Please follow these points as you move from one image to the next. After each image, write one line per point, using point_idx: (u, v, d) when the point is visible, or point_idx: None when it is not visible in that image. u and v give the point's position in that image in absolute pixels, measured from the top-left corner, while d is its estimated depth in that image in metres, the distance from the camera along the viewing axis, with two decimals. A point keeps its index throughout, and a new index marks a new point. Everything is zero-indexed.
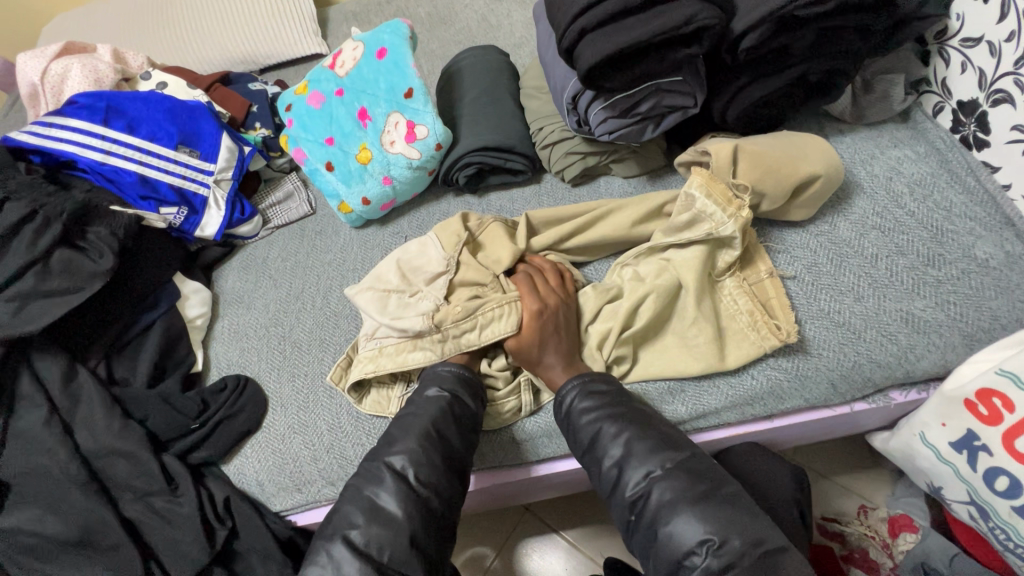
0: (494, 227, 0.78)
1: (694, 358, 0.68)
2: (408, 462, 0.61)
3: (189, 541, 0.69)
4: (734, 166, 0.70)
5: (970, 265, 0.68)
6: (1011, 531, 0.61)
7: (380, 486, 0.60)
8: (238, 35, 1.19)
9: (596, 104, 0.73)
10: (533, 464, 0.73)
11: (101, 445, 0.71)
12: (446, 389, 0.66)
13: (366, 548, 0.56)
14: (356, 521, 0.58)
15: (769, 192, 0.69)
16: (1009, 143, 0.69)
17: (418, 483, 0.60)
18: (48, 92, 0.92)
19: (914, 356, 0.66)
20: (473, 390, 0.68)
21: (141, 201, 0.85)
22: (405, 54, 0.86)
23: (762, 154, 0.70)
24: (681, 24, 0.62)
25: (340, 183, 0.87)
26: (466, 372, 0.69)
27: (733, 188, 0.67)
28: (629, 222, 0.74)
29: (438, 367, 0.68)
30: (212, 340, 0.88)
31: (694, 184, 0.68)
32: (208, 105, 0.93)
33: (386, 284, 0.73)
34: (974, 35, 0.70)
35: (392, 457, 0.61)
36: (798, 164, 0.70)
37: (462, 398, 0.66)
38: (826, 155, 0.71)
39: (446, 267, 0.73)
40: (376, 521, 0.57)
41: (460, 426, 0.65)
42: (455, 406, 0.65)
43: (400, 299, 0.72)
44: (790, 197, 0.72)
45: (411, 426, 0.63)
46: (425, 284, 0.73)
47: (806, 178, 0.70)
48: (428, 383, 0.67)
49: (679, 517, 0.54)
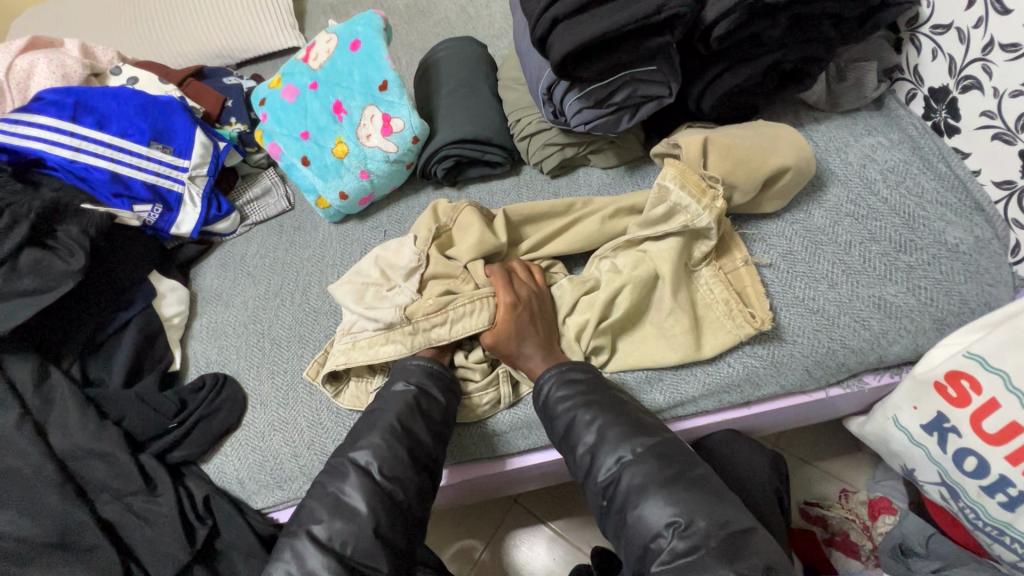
0: (469, 214, 0.76)
1: (670, 349, 0.68)
2: (372, 458, 0.61)
3: (167, 540, 0.68)
4: (704, 158, 0.70)
5: (941, 250, 0.69)
6: (980, 510, 0.63)
7: (345, 482, 0.60)
8: (212, 29, 1.18)
9: (571, 94, 0.73)
10: (510, 457, 0.73)
11: (75, 447, 0.70)
12: (413, 383, 0.66)
13: (328, 542, 0.57)
14: (322, 515, 0.58)
15: (740, 183, 0.70)
16: (979, 129, 0.70)
17: (382, 477, 0.60)
18: (12, 88, 0.89)
19: (886, 341, 0.67)
20: (443, 384, 0.67)
21: (114, 199, 0.84)
22: (379, 46, 0.84)
23: (732, 146, 0.70)
24: (652, 13, 0.62)
25: (317, 177, 0.86)
26: (434, 366, 0.68)
27: (706, 178, 0.68)
28: (595, 220, 0.74)
29: (406, 361, 0.68)
30: (191, 338, 0.87)
31: (667, 176, 0.69)
32: (181, 100, 0.91)
33: (364, 277, 0.73)
34: (944, 22, 0.70)
35: (356, 453, 0.62)
36: (769, 156, 0.70)
37: (430, 392, 0.66)
38: (797, 147, 0.71)
39: (418, 261, 0.72)
40: (340, 516, 0.58)
41: (429, 420, 0.64)
42: (423, 400, 0.65)
43: (377, 290, 0.72)
44: (762, 189, 0.72)
45: (382, 418, 0.63)
46: (402, 277, 0.72)
47: (777, 169, 0.70)
48: (396, 377, 0.67)
49: (649, 501, 0.55)
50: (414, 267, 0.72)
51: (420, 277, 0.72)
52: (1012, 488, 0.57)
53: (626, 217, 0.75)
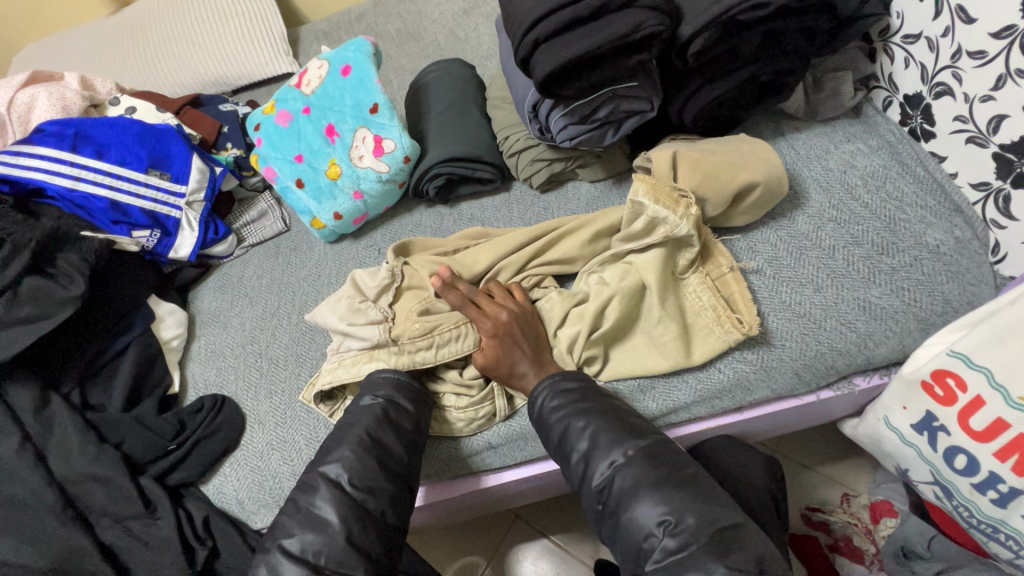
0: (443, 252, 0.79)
1: (661, 356, 0.69)
2: (341, 470, 0.62)
3: (167, 562, 0.68)
4: (674, 172, 0.73)
5: (922, 252, 0.71)
6: (974, 508, 0.63)
7: (315, 496, 0.61)
8: (209, 59, 1.21)
9: (556, 111, 0.75)
10: (486, 474, 0.74)
11: (76, 471, 0.70)
12: (380, 396, 0.67)
13: (301, 555, 0.57)
14: (293, 529, 0.59)
15: (710, 196, 0.72)
16: (953, 133, 0.72)
17: (363, 487, 0.61)
18: (14, 121, 0.92)
19: (873, 342, 0.68)
20: (411, 394, 0.68)
21: (113, 226, 0.85)
22: (369, 70, 0.87)
23: (702, 160, 0.73)
24: (630, 32, 0.65)
25: (312, 199, 0.88)
26: (402, 376, 0.69)
27: (678, 190, 0.69)
28: (575, 245, 0.76)
29: (376, 373, 0.69)
30: (189, 360, 0.88)
31: (639, 191, 0.70)
32: (178, 128, 0.93)
33: (338, 295, 0.75)
34: (913, 32, 0.73)
35: (326, 466, 0.63)
36: (738, 171, 0.72)
37: (399, 403, 0.67)
38: (766, 164, 0.73)
39: (390, 278, 0.75)
40: (310, 528, 0.59)
41: (397, 426, 0.65)
42: (391, 411, 0.66)
43: (351, 303, 0.74)
44: (733, 203, 0.74)
45: (364, 430, 0.64)
46: (376, 295, 0.74)
47: (746, 184, 0.71)
48: (364, 391, 0.68)
49: (640, 502, 0.56)
50: (388, 283, 0.75)
51: (397, 289, 0.76)
52: (1002, 484, 0.58)
53: (605, 238, 0.77)
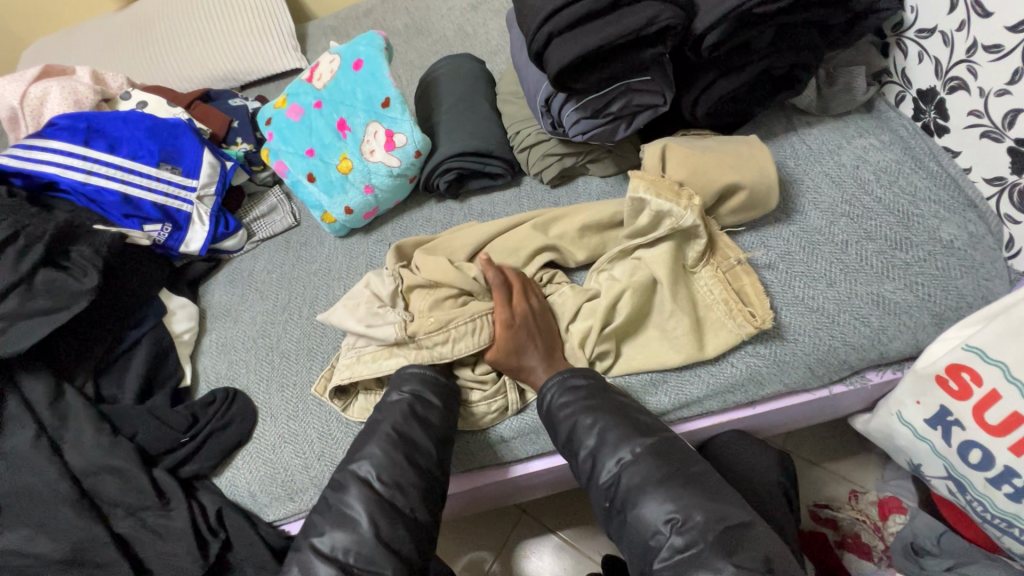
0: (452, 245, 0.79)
1: (673, 351, 0.69)
2: (370, 465, 0.63)
3: (181, 554, 0.68)
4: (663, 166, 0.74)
5: (935, 247, 0.71)
6: (989, 502, 0.63)
7: (347, 493, 0.62)
8: (217, 54, 1.21)
9: (568, 105, 0.75)
10: (511, 465, 0.74)
11: (90, 462, 0.70)
12: (408, 391, 0.67)
13: (332, 552, 0.59)
14: (324, 527, 0.60)
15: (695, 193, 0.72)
16: (967, 128, 0.71)
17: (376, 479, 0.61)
18: (27, 115, 0.92)
19: (886, 337, 0.68)
20: (437, 386, 0.68)
21: (125, 220, 0.86)
22: (381, 65, 0.87)
23: (692, 157, 0.73)
24: (644, 25, 0.65)
25: (323, 194, 0.88)
26: (426, 366, 0.69)
27: (677, 185, 0.71)
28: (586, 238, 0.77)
29: (403, 369, 0.70)
30: (201, 354, 0.88)
31: (638, 187, 0.70)
32: (189, 123, 0.93)
33: (347, 297, 0.75)
34: (928, 26, 0.73)
35: (356, 463, 0.63)
36: (725, 170, 0.72)
37: (426, 398, 0.66)
38: (756, 168, 0.73)
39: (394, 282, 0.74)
40: (339, 526, 0.60)
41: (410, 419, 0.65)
42: (417, 407, 0.66)
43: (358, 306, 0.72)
44: (717, 202, 0.74)
45: (393, 425, 0.65)
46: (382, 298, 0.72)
47: (731, 184, 0.72)
48: (394, 387, 0.68)
49: (647, 500, 0.56)
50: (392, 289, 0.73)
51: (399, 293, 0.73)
52: (1017, 479, 0.58)
53: (612, 232, 0.77)
